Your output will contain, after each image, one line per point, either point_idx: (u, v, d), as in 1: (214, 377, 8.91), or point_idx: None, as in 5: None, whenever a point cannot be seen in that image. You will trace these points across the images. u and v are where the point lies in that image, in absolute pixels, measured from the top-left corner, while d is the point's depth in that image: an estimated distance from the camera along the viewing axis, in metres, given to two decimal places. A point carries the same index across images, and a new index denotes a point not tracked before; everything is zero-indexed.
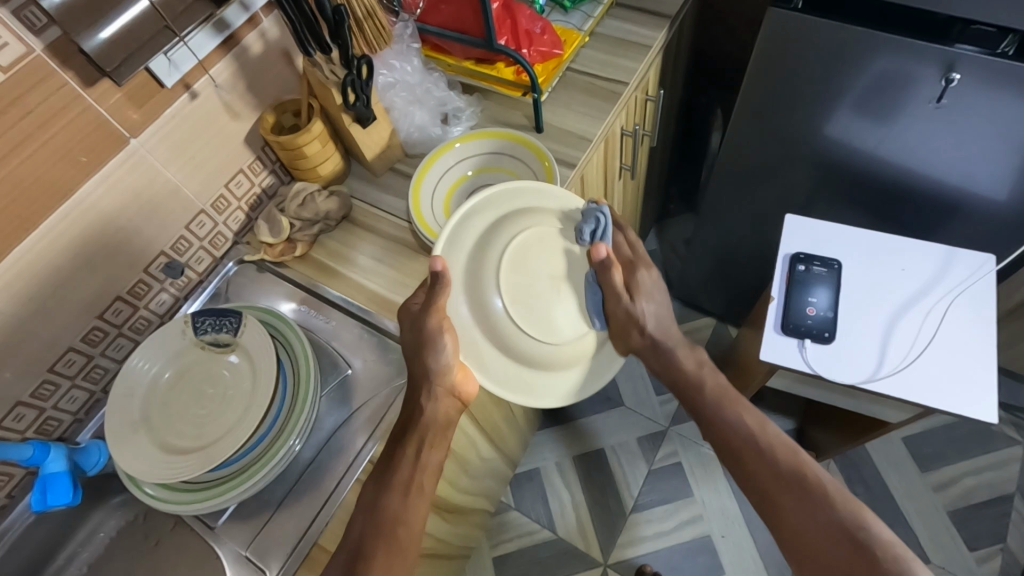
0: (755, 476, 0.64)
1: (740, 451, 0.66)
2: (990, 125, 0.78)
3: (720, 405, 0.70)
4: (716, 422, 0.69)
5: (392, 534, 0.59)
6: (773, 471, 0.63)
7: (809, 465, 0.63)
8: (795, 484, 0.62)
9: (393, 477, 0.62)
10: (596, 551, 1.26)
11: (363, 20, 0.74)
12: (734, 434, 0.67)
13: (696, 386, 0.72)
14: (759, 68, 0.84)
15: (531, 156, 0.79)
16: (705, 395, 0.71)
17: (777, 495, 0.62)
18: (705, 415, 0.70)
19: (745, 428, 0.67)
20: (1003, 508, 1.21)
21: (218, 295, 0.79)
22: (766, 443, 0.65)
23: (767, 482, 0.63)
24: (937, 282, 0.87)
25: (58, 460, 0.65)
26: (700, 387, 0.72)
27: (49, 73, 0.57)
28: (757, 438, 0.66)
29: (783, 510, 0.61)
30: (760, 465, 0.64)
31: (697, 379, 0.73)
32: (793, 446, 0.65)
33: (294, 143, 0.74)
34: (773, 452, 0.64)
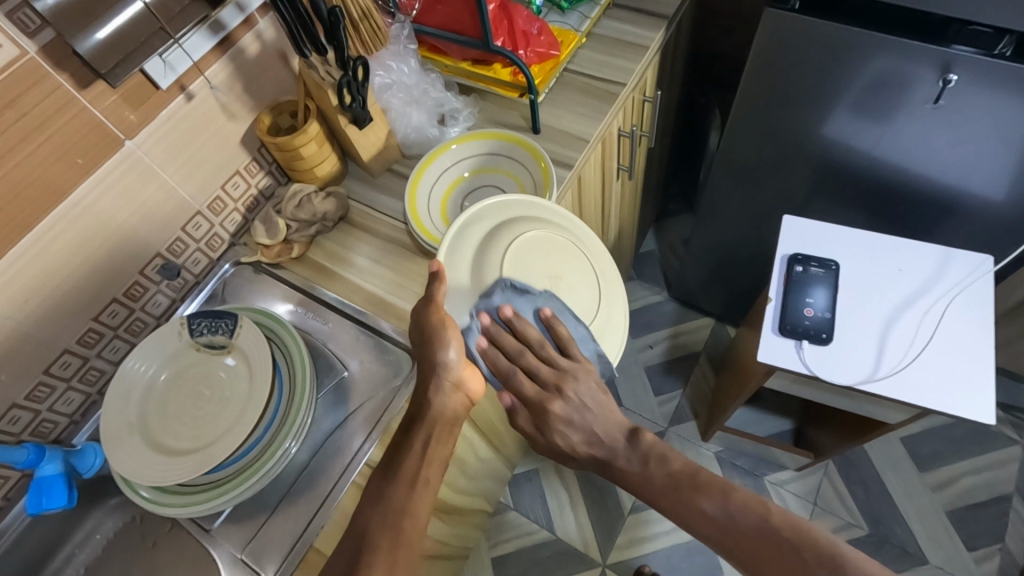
0: (736, 553, 0.60)
1: (718, 538, 0.61)
2: (987, 126, 0.78)
3: (675, 498, 0.65)
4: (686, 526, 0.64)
5: (396, 527, 0.57)
6: (732, 534, 0.60)
7: (773, 515, 0.59)
8: (773, 542, 0.58)
9: (394, 470, 0.60)
10: (594, 551, 1.26)
11: (358, 20, 0.74)
12: (659, 496, 0.66)
13: (642, 480, 0.68)
14: (756, 69, 0.84)
15: (528, 158, 0.79)
16: (658, 493, 0.66)
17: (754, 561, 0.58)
18: (671, 510, 0.65)
19: (706, 521, 0.62)
20: (1002, 508, 1.21)
21: (214, 296, 0.79)
22: (732, 517, 0.61)
23: (748, 548, 0.59)
24: (935, 282, 0.87)
25: (54, 461, 0.66)
26: (649, 485, 0.67)
27: (43, 75, 0.57)
28: (725, 518, 0.61)
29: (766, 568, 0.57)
30: (731, 541, 0.60)
31: (642, 477, 0.68)
32: (718, 516, 0.61)
33: (290, 145, 0.74)
34: (737, 520, 0.60)
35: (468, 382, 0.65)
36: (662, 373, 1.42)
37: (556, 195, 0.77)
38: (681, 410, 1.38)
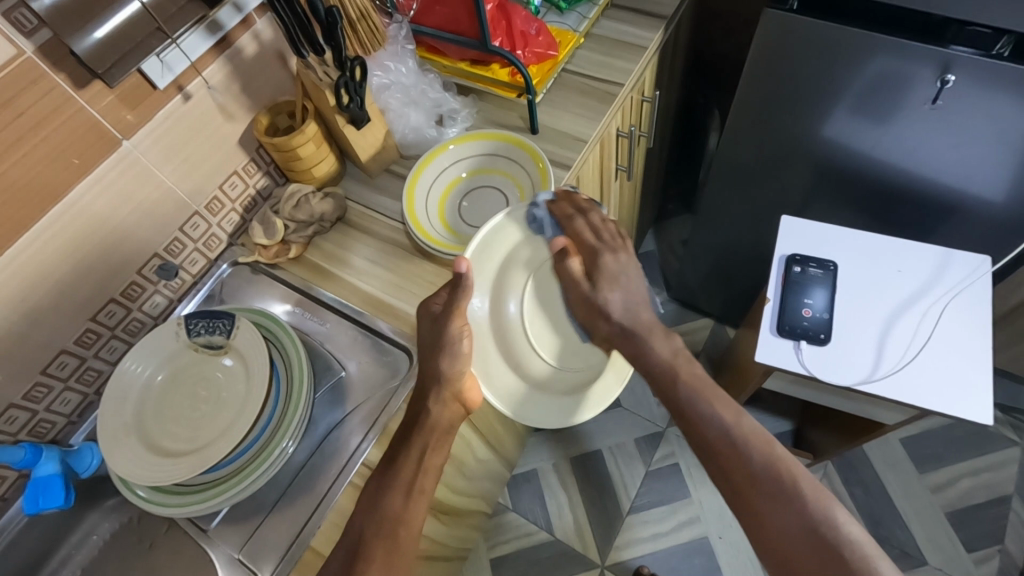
0: (733, 480, 0.58)
1: (718, 452, 0.59)
2: (986, 126, 0.78)
3: (695, 394, 0.63)
4: (698, 420, 0.62)
5: (391, 534, 0.59)
6: (732, 462, 0.58)
7: (782, 459, 0.58)
8: (776, 488, 0.56)
9: (391, 481, 0.60)
10: (593, 552, 1.25)
11: (356, 21, 0.74)
12: (680, 380, 0.65)
13: (669, 371, 0.66)
14: (754, 69, 0.84)
15: (525, 158, 0.79)
16: (680, 381, 0.65)
17: (747, 487, 0.57)
18: (680, 405, 0.63)
19: (719, 423, 0.61)
20: (1001, 510, 1.21)
21: (212, 296, 0.79)
22: (744, 436, 0.59)
23: (742, 483, 0.57)
24: (933, 283, 0.87)
25: (52, 461, 0.65)
26: (672, 376, 0.66)
27: (40, 75, 0.57)
28: (738, 436, 0.60)
29: (757, 503, 0.56)
30: (737, 467, 0.58)
31: (668, 367, 0.67)
32: (730, 431, 0.60)
33: (288, 145, 0.74)
34: (748, 448, 0.59)
35: (466, 392, 0.68)
36: None
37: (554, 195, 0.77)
38: None
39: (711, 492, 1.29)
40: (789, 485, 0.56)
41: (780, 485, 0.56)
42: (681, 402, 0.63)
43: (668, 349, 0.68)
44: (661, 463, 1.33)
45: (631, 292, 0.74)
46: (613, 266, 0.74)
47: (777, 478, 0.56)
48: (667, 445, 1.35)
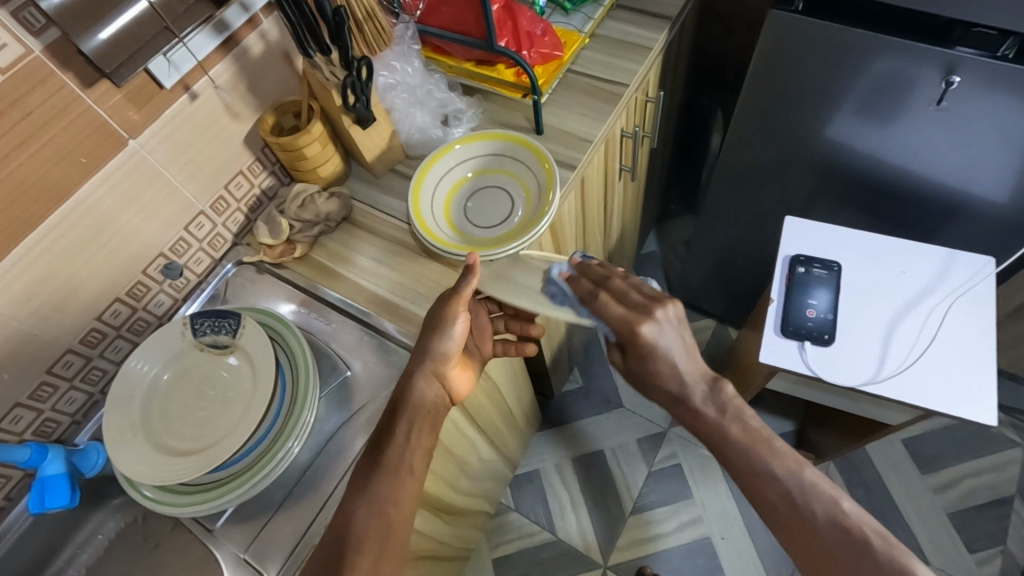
0: (806, 549, 0.54)
1: (783, 517, 0.55)
2: (991, 127, 0.78)
3: (750, 452, 0.58)
4: (755, 477, 0.57)
5: (384, 512, 0.59)
6: (793, 524, 0.55)
7: (858, 521, 0.53)
8: (851, 552, 0.52)
9: (385, 460, 0.61)
10: (595, 552, 1.26)
11: (362, 21, 0.74)
12: (733, 439, 0.59)
13: (718, 431, 0.60)
14: (759, 70, 0.84)
15: (532, 158, 0.79)
16: (731, 440, 0.59)
17: (826, 560, 0.53)
18: (738, 465, 0.59)
19: (782, 483, 0.56)
20: (1003, 511, 1.21)
21: (216, 297, 0.79)
22: (807, 498, 0.55)
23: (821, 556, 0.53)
24: (937, 284, 0.87)
25: (57, 461, 0.65)
26: (722, 433, 0.60)
27: (48, 74, 0.57)
28: (802, 499, 0.55)
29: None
30: (808, 535, 0.54)
31: (719, 428, 0.61)
32: (794, 495, 0.55)
33: (294, 144, 0.74)
34: (811, 507, 0.55)
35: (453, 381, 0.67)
36: None
37: (561, 195, 0.77)
38: None
39: (713, 492, 1.29)
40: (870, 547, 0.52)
41: (861, 550, 0.52)
42: (735, 463, 0.59)
43: (715, 406, 0.61)
44: (664, 464, 1.33)
45: (682, 363, 0.63)
46: (653, 335, 0.61)
47: (852, 543, 0.53)
48: (669, 446, 1.35)
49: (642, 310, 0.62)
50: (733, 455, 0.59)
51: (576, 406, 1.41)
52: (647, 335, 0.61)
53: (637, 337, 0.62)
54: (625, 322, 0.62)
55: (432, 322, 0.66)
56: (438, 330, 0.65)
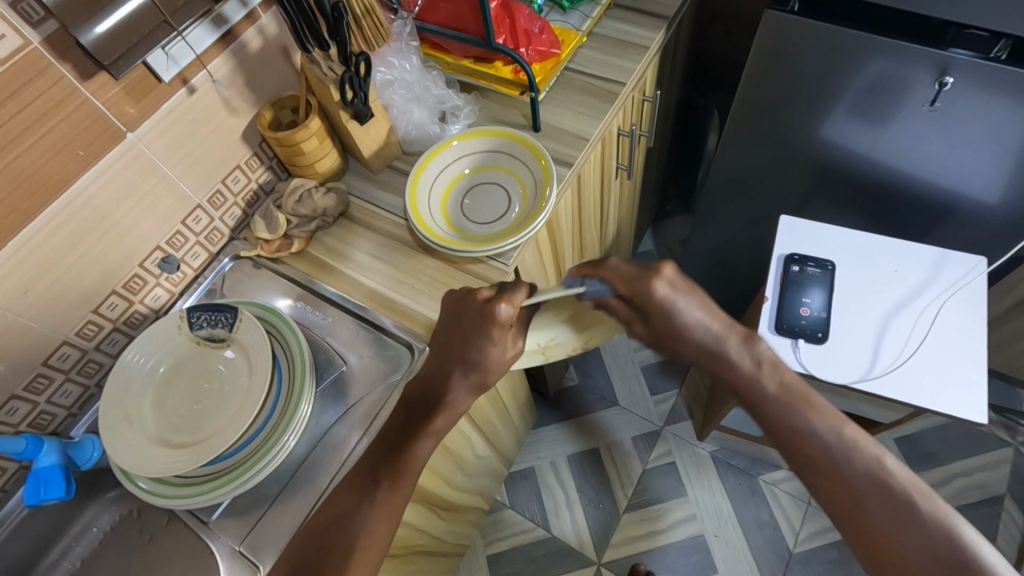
0: (837, 498, 0.55)
1: (818, 472, 0.57)
2: (983, 128, 0.78)
3: (787, 408, 0.59)
4: (794, 436, 0.58)
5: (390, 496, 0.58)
6: (830, 477, 0.56)
7: (893, 474, 0.55)
8: (882, 500, 0.54)
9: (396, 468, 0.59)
10: (590, 549, 1.26)
11: (362, 16, 0.74)
12: (770, 397, 0.61)
13: (755, 389, 0.62)
14: (755, 69, 0.84)
15: (529, 156, 0.80)
16: (772, 402, 0.60)
17: (855, 506, 0.55)
18: (773, 421, 0.60)
19: (822, 440, 0.57)
20: (993, 509, 1.22)
21: (214, 290, 0.79)
22: (849, 456, 0.56)
23: (852, 502, 0.55)
24: (929, 283, 0.88)
25: (52, 453, 0.66)
26: (761, 392, 0.61)
27: (47, 66, 0.57)
28: (842, 455, 0.56)
29: (870, 522, 0.53)
30: (842, 486, 0.55)
31: (756, 385, 0.62)
32: (834, 450, 0.57)
33: (291, 139, 0.74)
34: (852, 464, 0.56)
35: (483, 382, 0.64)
36: (658, 372, 1.43)
37: (557, 192, 0.77)
38: (677, 409, 1.39)
39: (708, 490, 1.30)
40: (907, 501, 0.53)
41: (894, 499, 0.54)
42: (773, 422, 0.60)
43: (752, 359, 0.63)
44: (658, 462, 1.33)
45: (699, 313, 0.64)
46: (665, 296, 0.63)
47: (888, 493, 0.54)
48: (664, 444, 1.35)
49: (642, 277, 0.64)
50: (773, 416, 0.60)
51: (571, 404, 1.42)
52: (655, 296, 0.63)
53: (649, 297, 0.63)
54: (632, 285, 0.64)
55: (489, 329, 0.62)
56: (492, 338, 0.62)
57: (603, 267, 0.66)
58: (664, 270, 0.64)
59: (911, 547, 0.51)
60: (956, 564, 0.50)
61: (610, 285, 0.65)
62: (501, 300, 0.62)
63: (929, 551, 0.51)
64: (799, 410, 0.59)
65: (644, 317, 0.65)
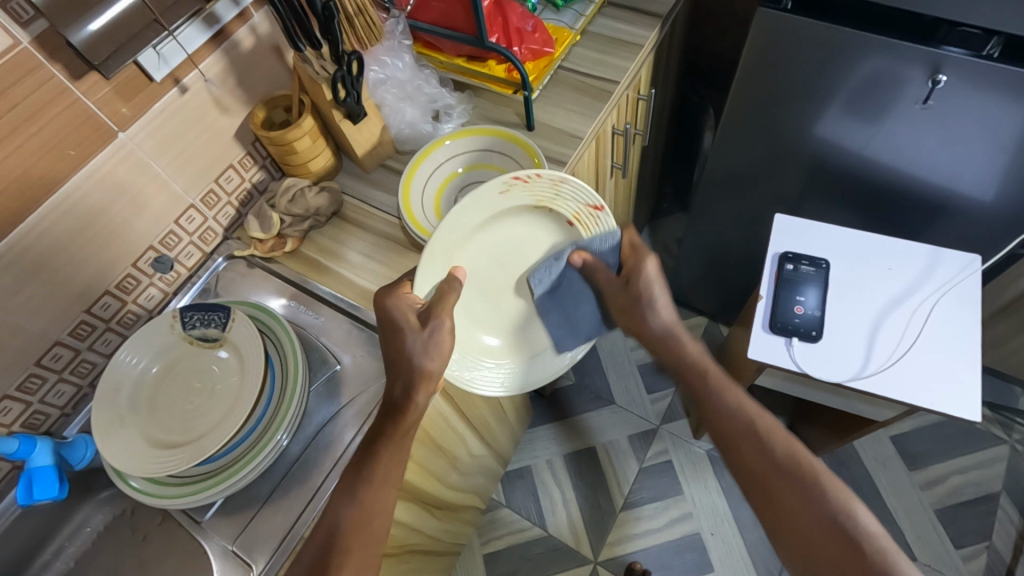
0: (750, 465, 0.62)
1: (737, 444, 0.63)
2: (976, 126, 0.78)
3: (719, 387, 0.67)
4: (717, 414, 0.65)
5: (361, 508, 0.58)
6: (743, 447, 0.62)
7: (803, 454, 0.60)
8: (790, 476, 0.59)
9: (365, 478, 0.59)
10: (586, 547, 1.26)
11: (354, 15, 0.74)
12: (707, 376, 0.68)
13: (696, 369, 0.69)
14: (747, 68, 0.85)
15: (521, 154, 0.80)
16: (707, 376, 0.68)
17: (766, 478, 0.60)
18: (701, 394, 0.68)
19: (741, 415, 0.64)
20: (989, 507, 1.23)
21: (207, 290, 0.79)
22: (765, 432, 0.62)
23: (764, 476, 0.60)
24: (923, 282, 0.88)
25: (45, 453, 0.65)
26: (701, 372, 0.69)
27: (36, 66, 0.57)
28: (759, 430, 0.63)
29: (779, 491, 0.59)
30: (754, 455, 0.62)
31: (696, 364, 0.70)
32: (752, 424, 0.63)
33: (283, 139, 0.74)
34: (768, 440, 0.62)
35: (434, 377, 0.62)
36: (654, 371, 1.43)
37: None
38: (673, 408, 1.39)
39: (704, 488, 1.30)
40: (811, 479, 0.59)
41: (799, 475, 0.59)
42: (704, 398, 0.67)
43: (698, 347, 0.71)
44: (655, 460, 1.33)
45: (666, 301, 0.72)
46: (653, 275, 0.71)
47: (795, 469, 0.60)
48: (661, 442, 1.35)
49: (644, 252, 0.72)
50: (703, 390, 0.68)
51: (568, 403, 1.42)
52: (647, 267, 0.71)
53: (638, 271, 0.71)
54: (632, 253, 0.73)
55: (398, 319, 0.62)
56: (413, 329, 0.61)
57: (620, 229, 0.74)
58: (663, 261, 0.73)
59: (809, 514, 0.57)
60: (844, 534, 0.55)
61: (616, 252, 0.73)
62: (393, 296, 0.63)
63: (823, 520, 0.56)
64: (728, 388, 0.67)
65: (625, 286, 0.71)
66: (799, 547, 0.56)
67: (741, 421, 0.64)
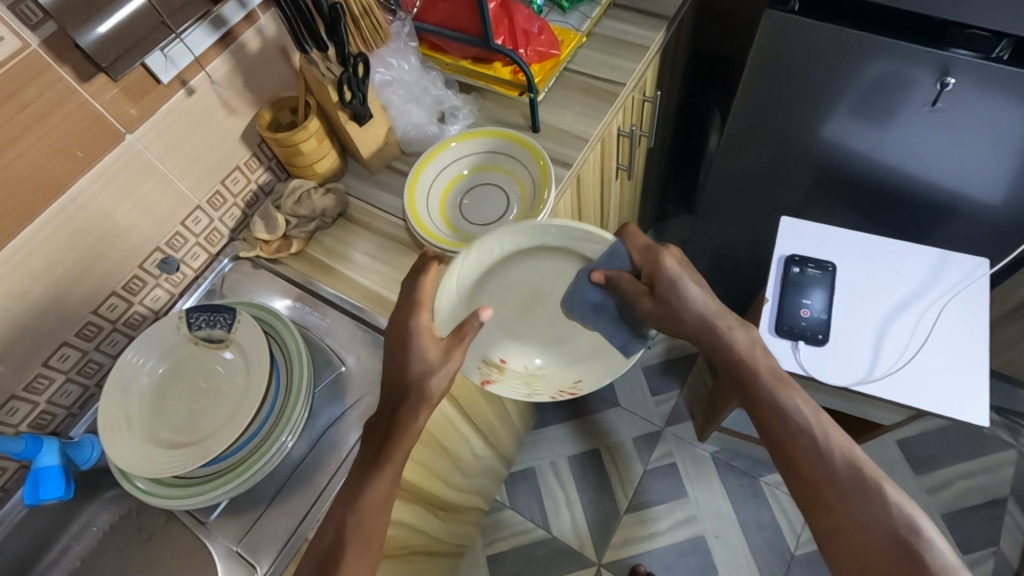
0: (800, 471, 0.59)
1: (794, 449, 0.60)
2: (984, 128, 0.78)
3: (775, 388, 0.63)
4: (776, 415, 0.62)
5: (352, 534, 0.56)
6: (799, 450, 0.60)
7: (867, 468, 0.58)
8: (849, 488, 0.57)
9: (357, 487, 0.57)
10: (590, 549, 1.26)
11: (360, 17, 0.74)
12: (761, 376, 0.64)
13: (747, 365, 0.65)
14: (754, 71, 0.84)
15: (527, 156, 0.80)
16: (759, 372, 0.64)
17: (824, 488, 0.58)
18: (761, 396, 0.63)
19: (804, 425, 0.60)
20: (996, 512, 1.22)
21: (213, 291, 0.79)
22: (827, 446, 0.59)
23: (817, 483, 0.58)
24: (930, 285, 0.87)
25: (51, 453, 0.66)
26: (751, 370, 0.64)
27: (45, 68, 0.57)
28: (822, 437, 0.59)
29: (837, 500, 0.57)
30: (805, 462, 0.59)
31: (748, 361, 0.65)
32: (808, 429, 0.60)
33: (290, 141, 0.74)
34: (828, 446, 0.59)
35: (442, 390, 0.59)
36: (659, 373, 1.43)
37: (555, 193, 0.77)
38: (678, 410, 1.38)
39: (708, 491, 1.29)
40: (865, 492, 0.56)
41: (858, 484, 0.57)
42: (756, 400, 0.63)
43: (747, 339, 0.66)
44: (659, 463, 1.33)
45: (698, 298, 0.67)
46: (674, 274, 0.67)
47: (854, 480, 0.57)
48: (665, 444, 1.35)
49: (654, 248, 0.69)
50: (758, 390, 0.64)
51: (572, 405, 1.42)
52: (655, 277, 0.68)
53: (659, 270, 0.67)
54: (645, 256, 0.69)
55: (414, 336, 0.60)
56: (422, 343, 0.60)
57: (626, 231, 0.71)
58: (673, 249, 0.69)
59: (870, 527, 0.55)
60: (905, 548, 0.53)
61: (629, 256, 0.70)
62: (409, 310, 0.62)
63: (884, 533, 0.54)
64: (784, 388, 0.63)
65: (651, 293, 0.68)
66: (852, 553, 0.55)
67: (799, 424, 0.60)
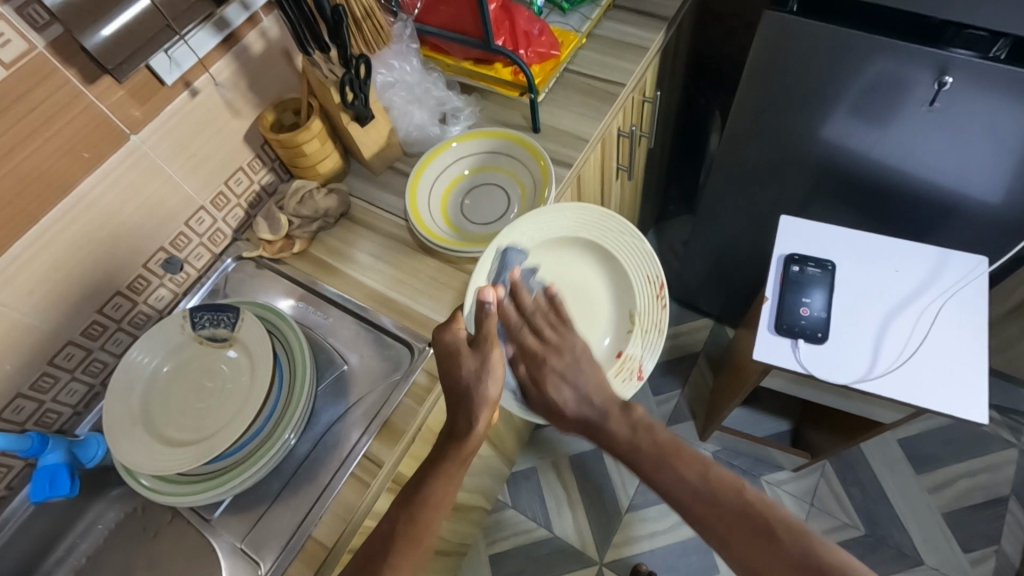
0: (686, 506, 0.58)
1: (671, 484, 0.59)
2: (983, 127, 0.78)
3: (658, 466, 0.60)
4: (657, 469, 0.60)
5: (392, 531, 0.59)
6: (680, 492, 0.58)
7: (746, 496, 0.56)
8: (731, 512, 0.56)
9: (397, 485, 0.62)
10: (591, 549, 1.26)
11: (362, 19, 0.75)
12: (644, 455, 0.61)
13: (628, 445, 0.63)
14: (753, 71, 0.85)
15: (528, 156, 0.80)
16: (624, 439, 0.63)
17: (707, 517, 0.57)
18: (659, 475, 0.60)
19: (688, 484, 0.58)
20: (997, 511, 1.22)
21: (217, 290, 0.80)
22: (714, 494, 0.57)
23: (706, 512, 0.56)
24: (929, 284, 0.88)
25: (57, 451, 0.66)
26: (618, 437, 0.63)
27: (52, 70, 0.58)
28: (693, 479, 0.58)
29: (723, 531, 0.55)
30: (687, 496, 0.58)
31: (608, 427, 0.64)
32: (682, 473, 0.59)
33: (293, 141, 0.75)
34: (700, 484, 0.58)
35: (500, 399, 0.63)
36: (660, 373, 1.43)
37: (555, 193, 0.78)
38: (679, 409, 1.39)
39: None
40: (773, 536, 0.54)
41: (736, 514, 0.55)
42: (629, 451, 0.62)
43: (625, 424, 0.64)
44: None
45: (586, 389, 0.67)
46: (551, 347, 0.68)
47: (755, 523, 0.55)
48: None
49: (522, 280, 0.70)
50: (626, 447, 0.62)
51: None
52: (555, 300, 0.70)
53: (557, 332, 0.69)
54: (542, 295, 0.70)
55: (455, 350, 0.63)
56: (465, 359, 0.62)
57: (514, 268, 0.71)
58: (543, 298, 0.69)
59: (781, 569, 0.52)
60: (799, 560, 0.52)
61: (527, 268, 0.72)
62: (443, 327, 0.64)
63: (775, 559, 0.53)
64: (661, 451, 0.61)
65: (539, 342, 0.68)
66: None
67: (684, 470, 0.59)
